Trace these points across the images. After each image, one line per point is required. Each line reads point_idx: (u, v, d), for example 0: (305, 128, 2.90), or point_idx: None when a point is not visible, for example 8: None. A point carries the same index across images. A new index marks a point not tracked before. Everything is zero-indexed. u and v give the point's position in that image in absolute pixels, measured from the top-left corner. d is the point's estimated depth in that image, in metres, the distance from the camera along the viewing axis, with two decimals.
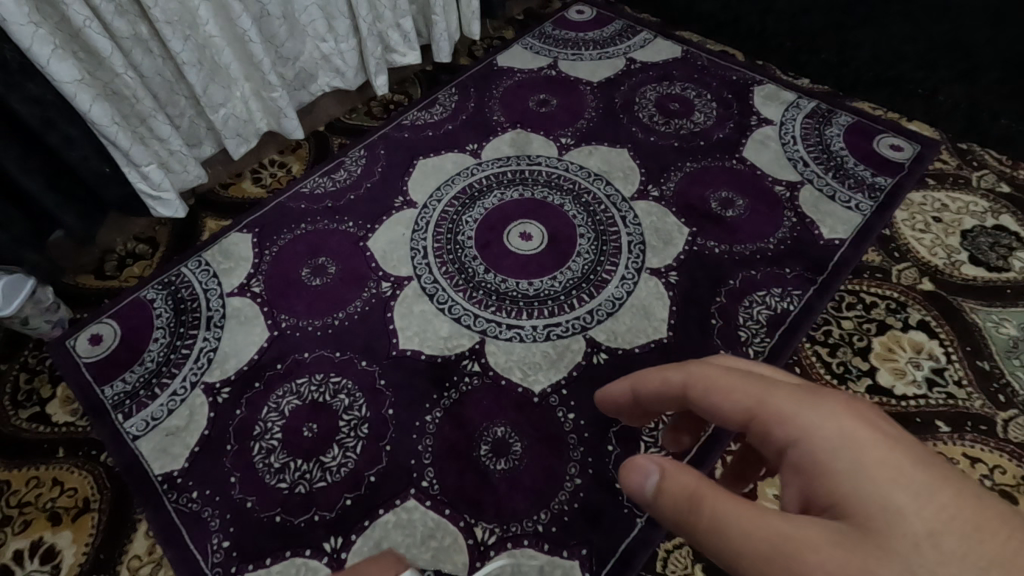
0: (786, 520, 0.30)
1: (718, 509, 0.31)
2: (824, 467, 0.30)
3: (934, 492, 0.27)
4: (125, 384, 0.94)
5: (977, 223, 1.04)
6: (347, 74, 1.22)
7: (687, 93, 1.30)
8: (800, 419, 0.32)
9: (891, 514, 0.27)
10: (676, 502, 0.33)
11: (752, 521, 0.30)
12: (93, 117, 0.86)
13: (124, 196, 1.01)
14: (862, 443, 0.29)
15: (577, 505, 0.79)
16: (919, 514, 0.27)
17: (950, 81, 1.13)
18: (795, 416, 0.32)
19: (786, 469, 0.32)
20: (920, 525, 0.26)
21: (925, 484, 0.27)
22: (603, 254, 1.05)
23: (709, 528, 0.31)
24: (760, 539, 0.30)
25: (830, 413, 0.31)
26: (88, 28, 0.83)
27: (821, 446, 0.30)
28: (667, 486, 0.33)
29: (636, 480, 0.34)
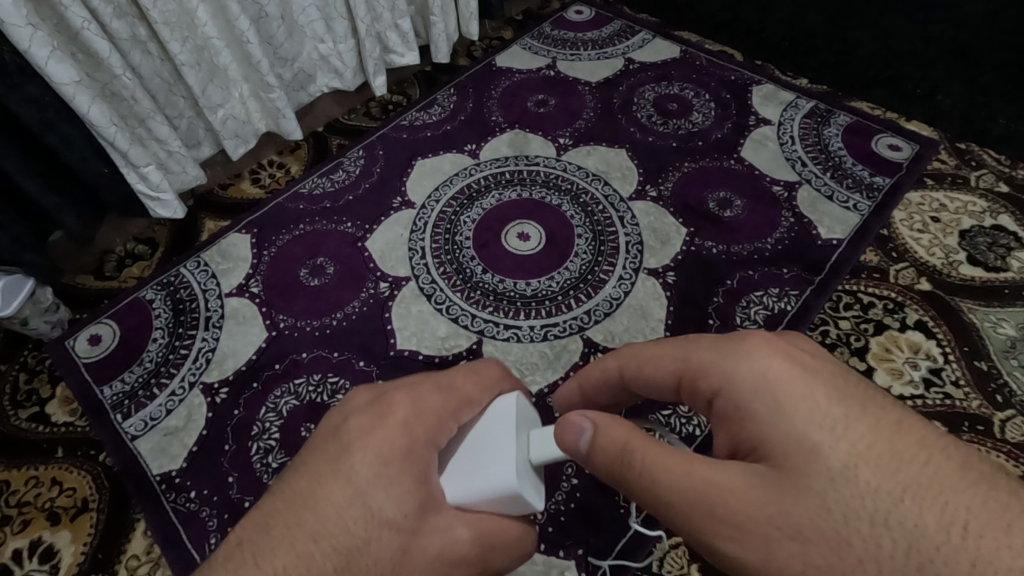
0: (709, 467, 0.37)
1: (648, 459, 0.39)
2: (748, 412, 0.37)
3: (847, 427, 0.34)
4: (124, 385, 0.95)
5: (975, 223, 1.04)
6: (346, 74, 1.22)
7: (686, 93, 1.30)
8: (726, 374, 0.39)
9: (808, 451, 0.34)
10: (610, 452, 0.40)
11: (679, 468, 0.37)
12: (92, 118, 0.87)
13: (123, 197, 1.01)
14: (779, 388, 0.36)
15: (573, 505, 0.79)
16: (831, 448, 0.34)
17: (948, 80, 1.13)
18: (724, 368, 0.39)
19: (723, 418, 0.39)
20: (834, 457, 0.33)
21: (835, 419, 0.34)
22: (600, 255, 1.05)
23: (640, 475, 0.39)
24: (683, 480, 0.37)
25: (753, 365, 0.38)
26: (87, 30, 0.83)
27: (746, 392, 0.38)
28: (600, 444, 0.41)
29: (572, 439, 0.41)
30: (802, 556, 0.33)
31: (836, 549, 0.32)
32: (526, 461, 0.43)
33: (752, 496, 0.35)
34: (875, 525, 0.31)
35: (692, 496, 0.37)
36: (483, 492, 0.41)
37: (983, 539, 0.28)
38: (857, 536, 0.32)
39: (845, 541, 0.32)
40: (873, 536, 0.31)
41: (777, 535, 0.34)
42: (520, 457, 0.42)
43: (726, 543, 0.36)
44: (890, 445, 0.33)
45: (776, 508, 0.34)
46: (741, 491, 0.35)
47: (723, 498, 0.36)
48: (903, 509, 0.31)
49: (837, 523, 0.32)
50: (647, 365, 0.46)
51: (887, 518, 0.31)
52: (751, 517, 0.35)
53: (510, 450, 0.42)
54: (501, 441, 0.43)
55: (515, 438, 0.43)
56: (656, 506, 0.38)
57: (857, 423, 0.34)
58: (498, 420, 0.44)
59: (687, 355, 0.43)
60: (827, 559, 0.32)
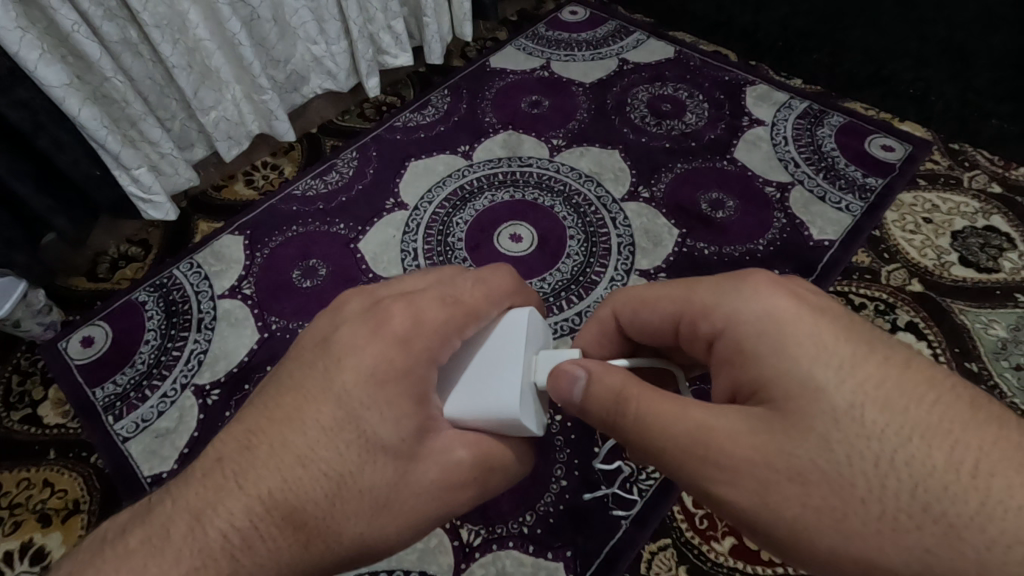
0: (705, 412, 0.41)
1: (643, 404, 0.42)
2: (751, 354, 0.41)
3: (851, 367, 0.38)
4: (116, 386, 0.95)
5: (968, 224, 1.03)
6: (339, 76, 1.22)
7: (680, 94, 1.30)
8: (727, 315, 0.43)
9: (812, 391, 0.38)
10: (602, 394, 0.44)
11: (674, 411, 0.41)
12: (82, 120, 0.87)
13: (115, 199, 1.02)
14: (784, 330, 0.40)
15: (562, 506, 0.79)
16: (836, 388, 0.38)
17: (942, 81, 1.13)
18: (729, 311, 0.43)
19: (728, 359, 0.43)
20: (837, 399, 0.37)
21: (839, 361, 0.38)
22: (592, 256, 1.05)
23: (634, 419, 0.43)
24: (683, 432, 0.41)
25: (759, 306, 0.42)
26: (77, 32, 0.83)
27: (749, 337, 0.42)
28: (595, 389, 0.45)
29: (567, 386, 0.46)
30: (801, 497, 0.38)
31: (837, 491, 0.37)
32: (529, 386, 0.48)
33: (748, 440, 0.39)
34: (880, 466, 0.36)
35: (686, 438, 0.40)
36: (485, 413, 0.47)
37: (994, 478, 0.34)
38: (860, 476, 0.36)
39: (847, 479, 0.37)
40: (878, 475, 0.36)
41: (776, 477, 0.38)
42: (523, 384, 0.47)
43: (720, 486, 0.40)
44: (894, 388, 0.37)
45: (775, 449, 0.38)
46: (737, 435, 0.39)
47: (719, 442, 0.40)
48: (909, 449, 0.36)
49: (840, 463, 0.37)
50: (645, 309, 0.52)
51: (893, 457, 0.36)
52: (746, 460, 0.39)
53: (515, 378, 0.47)
54: (507, 368, 0.47)
55: (522, 365, 0.47)
56: (648, 448, 0.42)
57: (862, 364, 0.38)
58: (498, 344, 0.49)
59: (688, 300, 0.47)
60: (830, 498, 0.37)
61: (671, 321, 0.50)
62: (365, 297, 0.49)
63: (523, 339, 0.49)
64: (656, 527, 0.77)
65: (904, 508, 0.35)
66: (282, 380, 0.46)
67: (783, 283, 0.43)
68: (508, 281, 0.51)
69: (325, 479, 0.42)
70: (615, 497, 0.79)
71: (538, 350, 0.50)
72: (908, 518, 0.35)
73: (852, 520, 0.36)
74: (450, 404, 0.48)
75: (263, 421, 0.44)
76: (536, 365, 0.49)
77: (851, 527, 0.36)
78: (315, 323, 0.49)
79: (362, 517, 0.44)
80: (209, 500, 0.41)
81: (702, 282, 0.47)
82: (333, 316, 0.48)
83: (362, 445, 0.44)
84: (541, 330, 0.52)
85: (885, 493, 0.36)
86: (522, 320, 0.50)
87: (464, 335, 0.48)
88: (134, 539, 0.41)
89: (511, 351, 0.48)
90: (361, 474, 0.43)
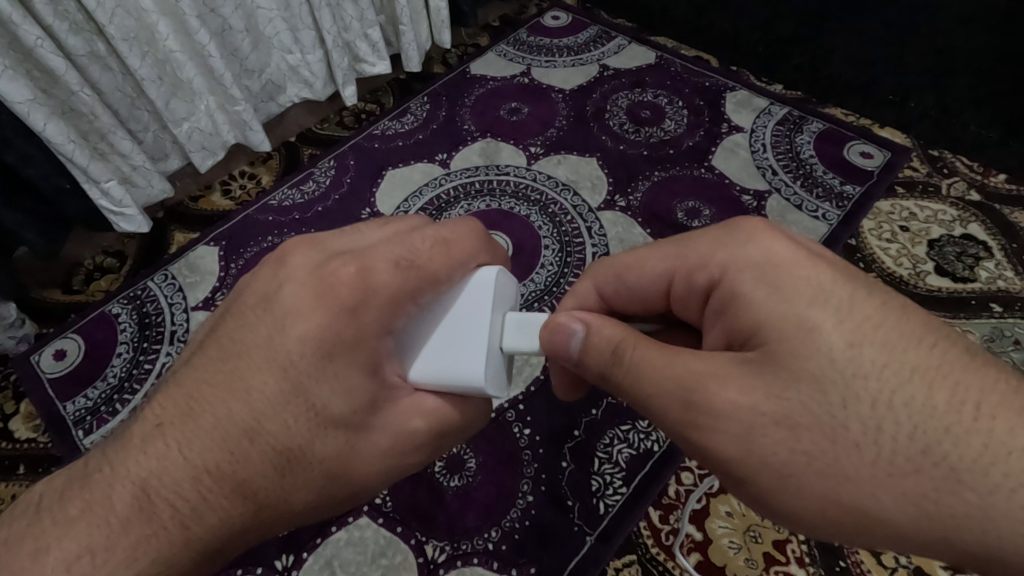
0: (695, 358, 0.41)
1: (639, 352, 0.43)
2: (745, 298, 0.40)
3: (846, 309, 0.37)
4: (87, 400, 0.95)
5: (945, 232, 1.02)
6: (316, 85, 1.21)
7: (659, 100, 1.29)
8: (725, 262, 0.42)
9: (806, 331, 0.37)
10: (602, 345, 0.44)
11: (666, 357, 0.41)
12: (48, 135, 0.87)
13: (87, 211, 1.01)
14: (781, 272, 0.40)
15: (528, 522, 0.79)
16: (832, 327, 0.37)
17: (921, 87, 1.12)
18: (727, 255, 0.42)
19: (715, 314, 0.43)
20: (834, 337, 0.37)
21: (836, 302, 0.38)
22: (567, 266, 1.05)
23: (629, 368, 0.43)
24: (671, 375, 0.41)
25: (757, 249, 0.41)
26: (41, 47, 0.83)
27: (746, 280, 0.41)
28: (593, 342, 0.45)
29: (563, 339, 0.45)
30: (789, 442, 0.37)
31: (829, 433, 0.36)
32: (495, 350, 0.47)
33: (737, 383, 0.38)
34: (876, 407, 0.35)
35: (677, 385, 0.40)
36: (450, 380, 0.46)
37: (996, 420, 0.34)
38: (853, 418, 0.36)
39: (839, 423, 0.36)
40: (874, 417, 0.35)
41: (762, 421, 0.37)
42: (490, 351, 0.46)
43: (705, 433, 0.39)
44: (892, 331, 0.37)
45: (763, 393, 0.38)
46: (728, 378, 0.39)
47: (707, 385, 0.39)
48: (910, 389, 0.35)
49: (834, 406, 0.36)
50: (631, 272, 0.50)
51: (891, 399, 0.35)
52: (734, 404, 0.38)
53: (482, 346, 0.46)
54: (474, 334, 0.46)
55: (488, 333, 0.46)
56: (641, 396, 0.42)
57: (859, 306, 0.38)
58: (461, 305, 0.47)
59: (681, 253, 0.46)
60: (821, 443, 0.36)
61: (662, 279, 0.48)
62: (315, 249, 0.48)
63: (490, 301, 0.47)
64: (621, 544, 0.77)
65: (901, 450, 0.35)
66: (223, 343, 0.45)
67: (779, 229, 0.43)
68: (471, 239, 0.49)
69: (274, 453, 0.43)
70: (581, 512, 0.79)
71: (504, 310, 0.49)
72: (905, 461, 0.34)
73: (843, 463, 0.36)
74: (415, 369, 0.47)
75: (204, 387, 0.43)
76: (502, 328, 0.48)
77: (844, 472, 0.36)
78: (257, 280, 0.47)
79: (313, 485, 0.46)
80: (150, 469, 0.41)
81: (697, 233, 0.46)
82: (278, 271, 0.47)
83: (314, 417, 0.44)
84: (508, 287, 0.50)
85: (881, 436, 0.35)
86: (489, 280, 0.48)
87: (419, 300, 0.46)
88: (65, 532, 0.40)
89: (477, 315, 0.47)
90: (312, 447, 0.44)
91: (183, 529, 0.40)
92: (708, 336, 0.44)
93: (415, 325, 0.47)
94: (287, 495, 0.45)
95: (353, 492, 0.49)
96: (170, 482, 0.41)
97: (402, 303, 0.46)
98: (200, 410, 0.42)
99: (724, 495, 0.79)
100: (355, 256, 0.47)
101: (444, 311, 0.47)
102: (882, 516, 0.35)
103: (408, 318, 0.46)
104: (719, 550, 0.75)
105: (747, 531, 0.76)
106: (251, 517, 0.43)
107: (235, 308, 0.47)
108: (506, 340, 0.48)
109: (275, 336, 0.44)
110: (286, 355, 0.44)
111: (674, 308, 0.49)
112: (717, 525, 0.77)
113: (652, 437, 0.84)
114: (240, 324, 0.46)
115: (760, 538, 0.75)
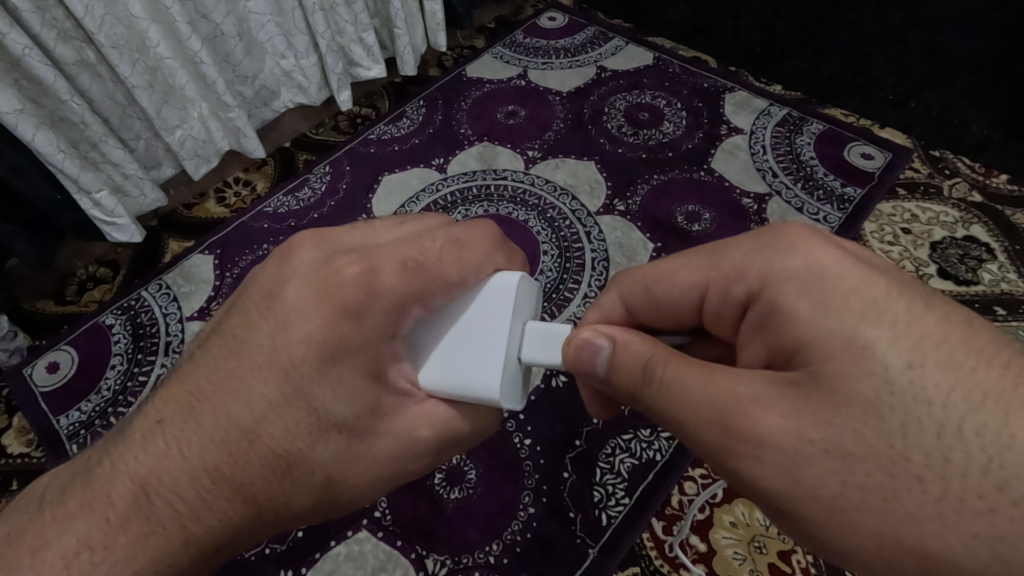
0: (733, 380, 0.38)
1: (670, 372, 0.41)
2: (788, 311, 0.38)
3: (904, 324, 0.35)
4: (81, 414, 0.93)
5: (947, 235, 1.01)
6: (310, 89, 1.19)
7: (658, 102, 1.27)
8: (763, 273, 0.41)
9: (858, 349, 0.35)
10: (626, 364, 0.43)
11: (701, 379, 0.39)
12: (38, 146, 0.86)
13: (78, 221, 1.00)
14: (831, 285, 0.37)
15: (529, 535, 0.78)
16: (889, 345, 0.34)
17: (922, 86, 1.11)
18: (766, 264, 0.41)
19: (756, 330, 0.41)
20: (891, 358, 0.34)
21: (890, 319, 0.35)
22: (566, 271, 1.03)
23: (661, 388, 0.41)
24: (700, 403, 0.39)
25: (799, 257, 0.39)
26: (29, 57, 0.82)
27: (788, 291, 0.38)
28: (620, 358, 0.43)
29: (589, 357, 0.44)
30: (841, 474, 0.34)
31: (888, 467, 0.33)
32: (512, 360, 0.46)
33: (779, 408, 0.36)
34: (943, 437, 0.32)
35: (712, 408, 0.38)
36: (462, 390, 0.45)
37: None
38: (915, 450, 0.33)
39: (899, 454, 0.33)
40: (940, 448, 0.32)
41: (810, 450, 0.35)
42: (506, 361, 0.45)
43: (747, 463, 0.37)
44: (959, 348, 0.34)
45: (810, 420, 0.35)
46: (766, 401, 0.37)
47: (747, 410, 0.37)
48: (982, 416, 0.32)
49: (892, 436, 0.33)
50: (659, 285, 0.49)
51: (960, 428, 0.32)
52: (777, 430, 0.36)
53: (500, 355, 0.44)
54: (491, 343, 0.45)
55: (504, 343, 0.45)
56: (672, 419, 0.40)
57: (902, 318, 0.35)
58: (475, 311, 0.46)
59: (715, 263, 0.45)
60: (877, 476, 0.33)
61: (693, 292, 0.47)
62: (322, 245, 0.44)
63: (509, 308, 0.46)
64: (624, 556, 0.76)
65: (973, 487, 0.31)
66: (226, 339, 0.43)
67: (823, 235, 0.40)
68: (484, 243, 0.47)
69: (270, 475, 0.42)
70: (583, 524, 0.78)
71: (524, 318, 0.47)
72: (977, 500, 0.31)
73: (904, 499, 0.33)
74: (424, 378, 0.46)
75: (206, 387, 0.42)
76: (520, 336, 0.46)
77: (904, 509, 0.33)
78: (261, 273, 0.44)
79: (311, 493, 0.44)
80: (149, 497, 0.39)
81: (734, 241, 0.44)
82: (283, 266, 0.44)
83: (315, 421, 0.42)
84: (530, 294, 0.48)
85: (948, 470, 0.32)
86: (510, 286, 0.46)
87: (427, 304, 0.45)
88: None
89: (493, 323, 0.45)
90: (312, 454, 0.43)
91: (183, 549, 0.40)
92: (747, 350, 0.43)
93: (428, 330, 0.46)
94: (286, 509, 0.43)
95: (351, 496, 0.47)
96: (181, 508, 0.39)
97: (407, 305, 0.44)
98: (200, 429, 0.40)
99: (728, 505, 0.78)
100: (361, 255, 0.44)
101: (461, 320, 0.46)
102: (948, 559, 0.32)
103: (415, 321, 0.45)
104: (724, 561, 0.74)
105: (752, 541, 0.75)
106: (249, 523, 0.42)
107: (236, 301, 0.45)
108: (524, 349, 0.47)
109: (278, 341, 0.42)
110: (298, 371, 0.41)
111: (705, 323, 0.48)
112: (721, 536, 0.76)
113: (655, 446, 0.83)
114: (242, 319, 0.43)
115: (765, 549, 0.74)
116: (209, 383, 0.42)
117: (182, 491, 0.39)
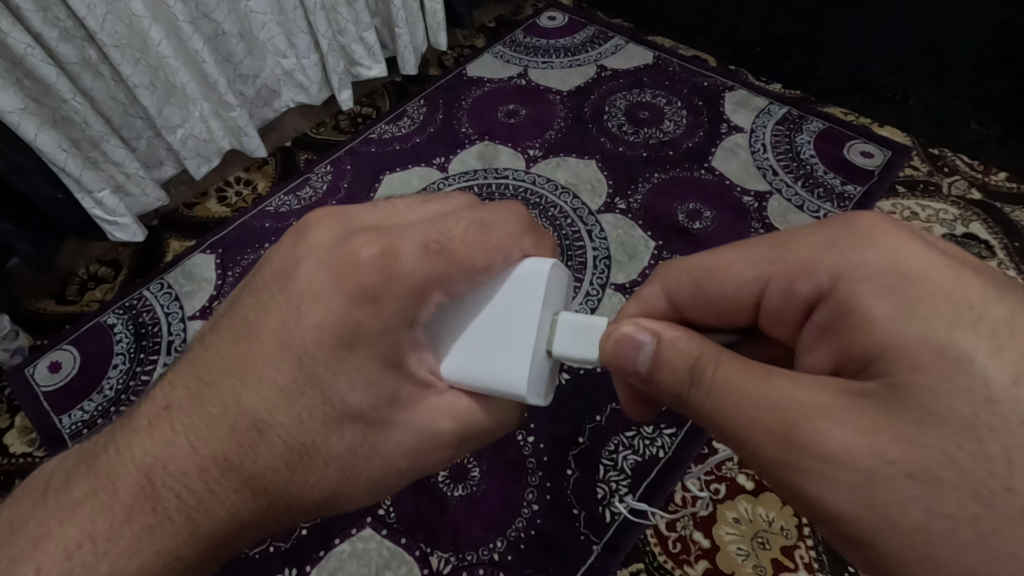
0: (794, 386, 0.36)
1: (722, 373, 0.39)
2: (868, 316, 0.37)
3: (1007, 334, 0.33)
4: (84, 413, 0.93)
5: (947, 232, 1.02)
6: (311, 88, 1.19)
7: (658, 101, 1.28)
8: (835, 268, 0.40)
9: (951, 360, 0.33)
10: (674, 364, 0.41)
11: (758, 383, 0.37)
12: (40, 145, 0.86)
13: (80, 221, 1.00)
14: (912, 283, 0.36)
15: (534, 532, 0.78)
16: (989, 358, 0.32)
17: (922, 85, 1.11)
18: (839, 258, 0.40)
19: (825, 334, 0.40)
20: (993, 373, 0.32)
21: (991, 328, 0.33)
22: (568, 270, 1.03)
23: (711, 391, 0.39)
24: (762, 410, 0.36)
25: (880, 251, 0.38)
26: (31, 56, 0.82)
27: (865, 290, 0.38)
28: (667, 354, 0.41)
29: (631, 354, 0.42)
30: (926, 501, 0.32)
31: (974, 492, 0.31)
32: (544, 354, 0.45)
33: (852, 420, 0.34)
34: None
35: (772, 414, 0.36)
36: (485, 383, 0.44)
37: None
38: (1018, 480, 0.31)
39: (1000, 484, 0.31)
40: None
41: (889, 472, 0.33)
42: (538, 354, 0.44)
43: (808, 478, 0.35)
44: None
45: (888, 435, 0.33)
46: (835, 413, 0.35)
47: (813, 421, 0.35)
48: None
49: (989, 461, 0.31)
50: (713, 279, 0.48)
51: None
52: (850, 446, 0.34)
53: (532, 348, 0.44)
54: (517, 335, 0.44)
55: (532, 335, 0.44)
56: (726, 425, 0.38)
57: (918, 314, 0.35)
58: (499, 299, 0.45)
59: (779, 257, 0.44)
60: (967, 505, 0.32)
61: (752, 286, 0.46)
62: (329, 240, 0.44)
63: (537, 299, 0.44)
64: (628, 552, 0.76)
65: None
66: (233, 335, 0.43)
67: (904, 227, 0.39)
68: (505, 229, 0.45)
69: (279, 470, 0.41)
70: (587, 521, 0.78)
71: (556, 309, 0.46)
72: None
73: (1000, 537, 0.31)
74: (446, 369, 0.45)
75: (216, 370, 0.42)
76: (550, 327, 0.45)
77: (1003, 548, 0.31)
78: (270, 270, 0.44)
79: (325, 492, 0.44)
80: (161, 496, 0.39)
81: (798, 234, 0.44)
82: (293, 254, 0.43)
83: (330, 412, 0.42)
84: (560, 285, 0.46)
85: None
86: (538, 274, 0.44)
87: (448, 290, 0.44)
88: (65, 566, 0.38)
89: (519, 313, 0.44)
90: (323, 453, 0.43)
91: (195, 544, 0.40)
92: (812, 354, 0.42)
93: (447, 313, 0.45)
94: (296, 504, 0.43)
95: (361, 495, 0.47)
96: (194, 507, 0.40)
97: (427, 291, 0.43)
98: (212, 427, 0.40)
99: (731, 501, 0.78)
100: (380, 234, 0.43)
101: (491, 314, 0.44)
102: None
103: (436, 306, 0.44)
104: (728, 556, 0.75)
105: (755, 537, 0.76)
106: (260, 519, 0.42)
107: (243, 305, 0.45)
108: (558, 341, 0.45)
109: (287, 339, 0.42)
110: (309, 370, 0.41)
111: (762, 322, 0.47)
112: (725, 532, 0.76)
113: (658, 442, 0.83)
114: (252, 316, 0.43)
115: (769, 544, 0.75)
116: (218, 380, 0.42)
117: (196, 486, 0.40)
